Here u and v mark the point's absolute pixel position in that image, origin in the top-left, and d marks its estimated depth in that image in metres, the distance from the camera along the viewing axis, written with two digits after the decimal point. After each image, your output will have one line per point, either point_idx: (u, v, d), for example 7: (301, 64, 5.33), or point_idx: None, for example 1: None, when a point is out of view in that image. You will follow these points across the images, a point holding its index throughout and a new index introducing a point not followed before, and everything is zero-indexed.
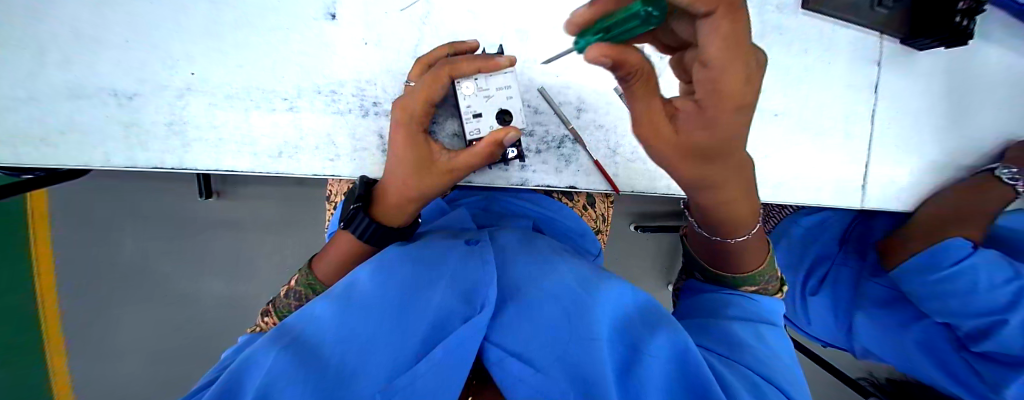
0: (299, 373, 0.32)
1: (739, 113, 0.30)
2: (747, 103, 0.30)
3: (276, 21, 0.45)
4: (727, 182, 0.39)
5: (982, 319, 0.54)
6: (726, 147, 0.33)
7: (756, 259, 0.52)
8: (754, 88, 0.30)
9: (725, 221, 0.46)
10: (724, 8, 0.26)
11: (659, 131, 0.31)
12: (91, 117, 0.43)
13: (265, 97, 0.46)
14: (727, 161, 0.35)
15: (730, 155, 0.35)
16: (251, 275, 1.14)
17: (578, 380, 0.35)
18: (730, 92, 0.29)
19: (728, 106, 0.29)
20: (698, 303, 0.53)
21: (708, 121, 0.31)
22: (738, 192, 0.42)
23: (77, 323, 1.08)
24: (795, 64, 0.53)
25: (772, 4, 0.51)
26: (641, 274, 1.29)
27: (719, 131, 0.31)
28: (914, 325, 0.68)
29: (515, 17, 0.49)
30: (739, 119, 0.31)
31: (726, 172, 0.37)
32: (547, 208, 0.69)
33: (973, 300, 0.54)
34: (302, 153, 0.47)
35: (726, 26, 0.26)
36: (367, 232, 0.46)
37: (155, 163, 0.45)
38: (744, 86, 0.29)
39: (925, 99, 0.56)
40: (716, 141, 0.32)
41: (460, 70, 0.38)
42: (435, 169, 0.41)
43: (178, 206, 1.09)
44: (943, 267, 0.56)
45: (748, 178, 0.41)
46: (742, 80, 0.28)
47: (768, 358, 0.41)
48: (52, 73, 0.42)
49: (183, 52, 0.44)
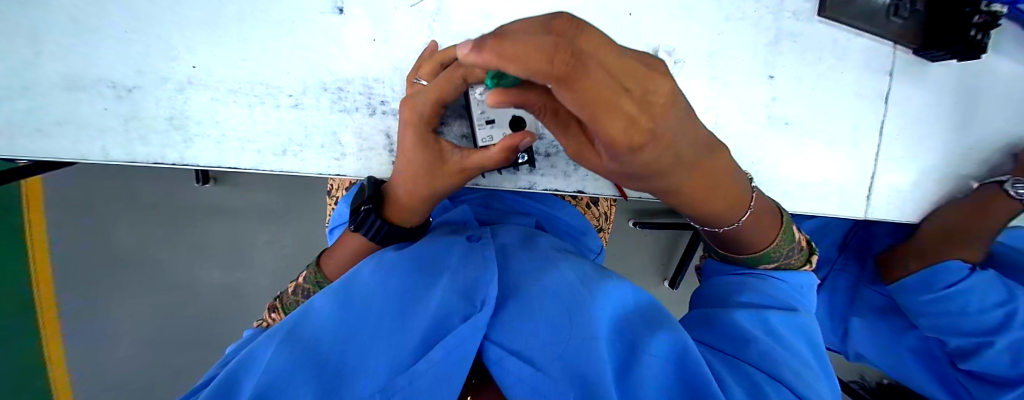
0: (302, 375, 0.32)
1: (646, 150, 0.22)
2: (656, 138, 0.21)
3: (282, 13, 0.43)
4: (683, 183, 0.32)
5: (972, 339, 0.60)
6: (660, 164, 0.25)
7: (768, 235, 0.49)
8: (657, 116, 0.20)
9: (707, 215, 0.42)
10: (557, 78, 0.17)
11: (581, 156, 0.27)
12: (88, 109, 0.42)
13: (269, 93, 0.44)
14: (677, 169, 0.28)
15: (676, 162, 0.27)
16: (251, 263, 1.13)
17: (578, 380, 0.35)
18: (614, 139, 0.19)
19: (628, 150, 0.21)
20: (712, 290, 0.53)
21: (616, 159, 0.23)
22: (696, 188, 0.35)
23: (75, 308, 1.07)
24: (807, 73, 0.52)
25: (788, 10, 0.51)
26: (638, 270, 1.30)
27: (640, 162, 0.24)
28: (908, 334, 0.70)
29: (528, 13, 0.47)
30: (662, 145, 0.22)
31: (677, 177, 0.30)
32: (551, 206, 0.68)
33: (964, 321, 0.60)
34: (307, 151, 0.46)
35: (572, 96, 0.17)
36: (377, 230, 0.46)
37: (155, 158, 0.44)
38: (625, 130, 0.19)
39: (934, 111, 0.56)
40: (646, 166, 0.25)
41: (473, 76, 0.32)
42: (449, 168, 0.39)
43: (175, 194, 1.08)
44: (938, 288, 0.60)
45: (712, 156, 0.34)
46: (629, 130, 0.19)
47: (777, 355, 0.41)
48: (48, 63, 0.41)
49: (185, 44, 0.42)
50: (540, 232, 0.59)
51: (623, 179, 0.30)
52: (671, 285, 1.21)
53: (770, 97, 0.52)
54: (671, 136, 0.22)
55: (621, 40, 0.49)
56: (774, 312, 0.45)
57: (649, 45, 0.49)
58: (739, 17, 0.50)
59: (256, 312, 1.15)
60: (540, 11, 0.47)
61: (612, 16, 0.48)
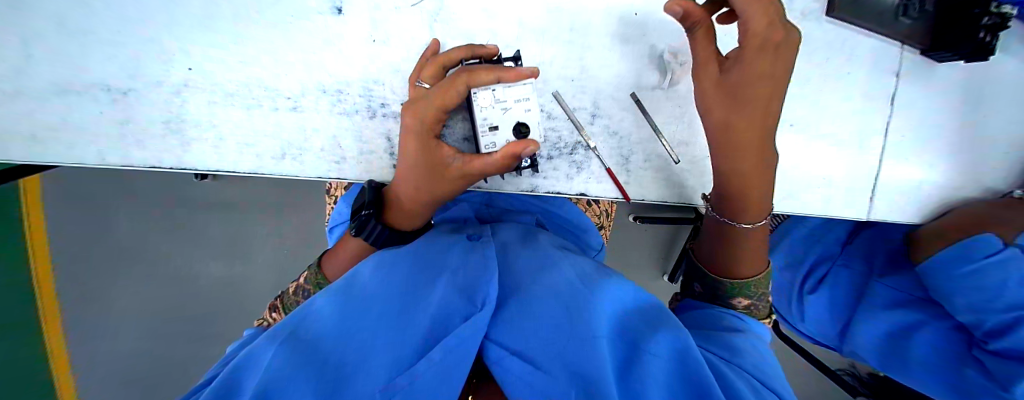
0: (300, 374, 0.31)
1: (764, 56, 0.42)
2: (779, 50, 0.42)
3: (277, 14, 0.42)
4: (759, 147, 0.45)
5: (1003, 317, 0.53)
6: (761, 89, 0.43)
7: (756, 267, 0.53)
8: (779, 40, 0.42)
9: (735, 209, 0.49)
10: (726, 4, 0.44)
11: (702, 72, 0.44)
12: (81, 113, 0.41)
13: (267, 96, 0.44)
14: (760, 114, 0.44)
15: (769, 89, 0.43)
16: (249, 258, 1.13)
17: (578, 378, 0.34)
18: (753, 33, 0.41)
19: (758, 47, 0.42)
20: (695, 319, 0.51)
21: (738, 62, 0.43)
22: (757, 174, 0.47)
23: (76, 301, 1.06)
24: (814, 73, 0.52)
25: (795, 10, 0.50)
26: (637, 266, 1.30)
27: (756, 65, 0.42)
28: (917, 332, 0.66)
29: (531, 17, 0.46)
30: (772, 60, 0.42)
31: (756, 134, 0.45)
32: (550, 204, 0.67)
33: (1006, 294, 0.52)
34: (307, 154, 0.46)
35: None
36: (376, 238, 0.47)
37: (152, 164, 0.43)
38: (765, 27, 0.41)
39: (942, 111, 0.55)
40: (755, 76, 0.42)
41: (479, 79, 0.37)
42: (450, 175, 0.41)
43: (178, 190, 1.08)
44: (978, 259, 0.53)
45: (763, 147, 0.46)
46: (770, 27, 0.41)
47: (765, 367, 0.42)
48: (40, 67, 0.40)
49: (179, 46, 0.41)
50: (540, 230, 0.59)
51: (738, 83, 0.43)
52: (671, 280, 1.21)
53: None
54: (780, 67, 0.43)
55: (628, 40, 0.49)
56: (759, 343, 0.46)
57: (654, 46, 0.49)
58: None
59: (254, 306, 1.14)
60: (543, 11, 0.46)
61: (617, 18, 0.48)
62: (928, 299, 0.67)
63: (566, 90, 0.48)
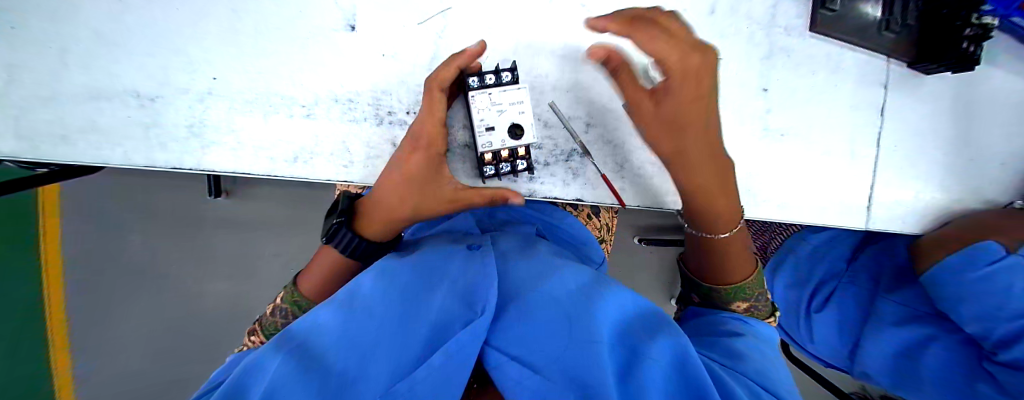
0: (304, 379, 0.32)
1: (687, 84, 0.42)
2: (697, 71, 0.41)
3: (295, 30, 0.46)
4: (713, 166, 0.47)
5: (1010, 325, 0.52)
6: (694, 111, 0.43)
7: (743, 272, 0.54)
8: (696, 63, 0.41)
9: (702, 213, 0.50)
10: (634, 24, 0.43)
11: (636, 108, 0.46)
12: (111, 117, 0.45)
13: (283, 104, 0.47)
14: (700, 129, 0.44)
15: (707, 109, 0.44)
16: (256, 276, 1.15)
17: (577, 385, 0.35)
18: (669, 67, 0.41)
19: (678, 78, 0.41)
20: (697, 327, 0.52)
21: (666, 92, 0.43)
22: (720, 196, 0.49)
23: (83, 317, 1.09)
24: (801, 85, 0.54)
25: (779, 26, 0.53)
26: (642, 286, 1.29)
27: (680, 93, 0.42)
28: (928, 348, 0.65)
29: (528, 34, 0.50)
30: (692, 85, 0.42)
31: (705, 152, 0.46)
32: (551, 216, 0.69)
33: (1010, 302, 0.51)
34: (317, 158, 0.48)
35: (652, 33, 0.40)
36: (352, 247, 0.48)
37: (173, 164, 0.46)
38: (676, 59, 0.41)
39: (930, 121, 0.57)
40: (683, 104, 0.42)
41: (440, 77, 0.42)
42: (439, 193, 0.45)
43: (192, 207, 1.11)
44: (981, 266, 0.52)
45: (717, 150, 0.47)
46: (680, 56, 0.41)
47: (767, 372, 0.41)
48: (76, 75, 0.44)
49: (206, 58, 0.45)
50: (539, 239, 0.60)
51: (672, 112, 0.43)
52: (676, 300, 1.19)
53: (765, 109, 0.53)
54: (705, 86, 0.42)
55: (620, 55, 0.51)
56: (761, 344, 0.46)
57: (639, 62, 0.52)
58: (733, 33, 0.52)
59: None
60: (540, 28, 0.50)
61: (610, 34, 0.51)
62: (937, 314, 0.66)
63: (561, 100, 0.51)
